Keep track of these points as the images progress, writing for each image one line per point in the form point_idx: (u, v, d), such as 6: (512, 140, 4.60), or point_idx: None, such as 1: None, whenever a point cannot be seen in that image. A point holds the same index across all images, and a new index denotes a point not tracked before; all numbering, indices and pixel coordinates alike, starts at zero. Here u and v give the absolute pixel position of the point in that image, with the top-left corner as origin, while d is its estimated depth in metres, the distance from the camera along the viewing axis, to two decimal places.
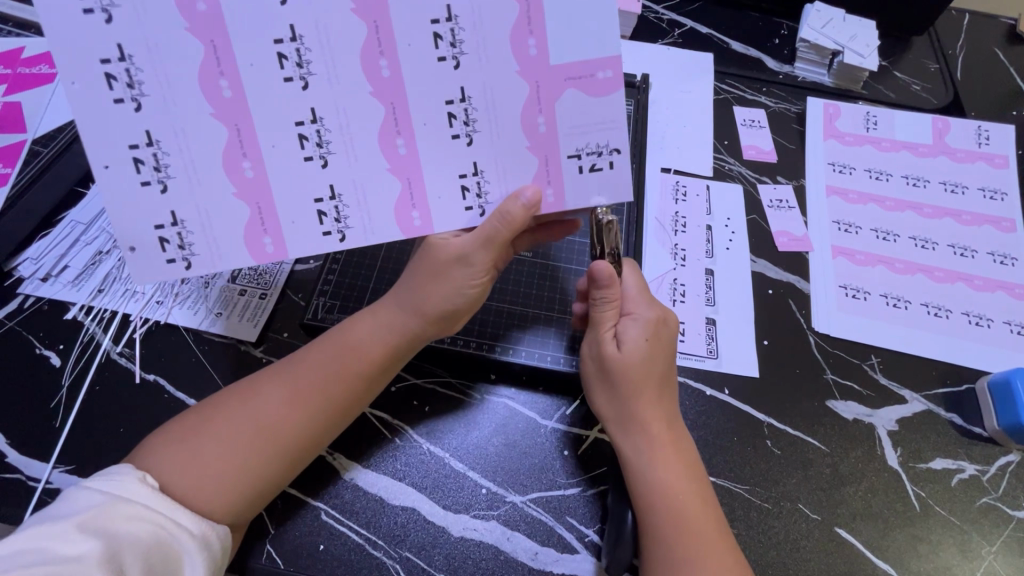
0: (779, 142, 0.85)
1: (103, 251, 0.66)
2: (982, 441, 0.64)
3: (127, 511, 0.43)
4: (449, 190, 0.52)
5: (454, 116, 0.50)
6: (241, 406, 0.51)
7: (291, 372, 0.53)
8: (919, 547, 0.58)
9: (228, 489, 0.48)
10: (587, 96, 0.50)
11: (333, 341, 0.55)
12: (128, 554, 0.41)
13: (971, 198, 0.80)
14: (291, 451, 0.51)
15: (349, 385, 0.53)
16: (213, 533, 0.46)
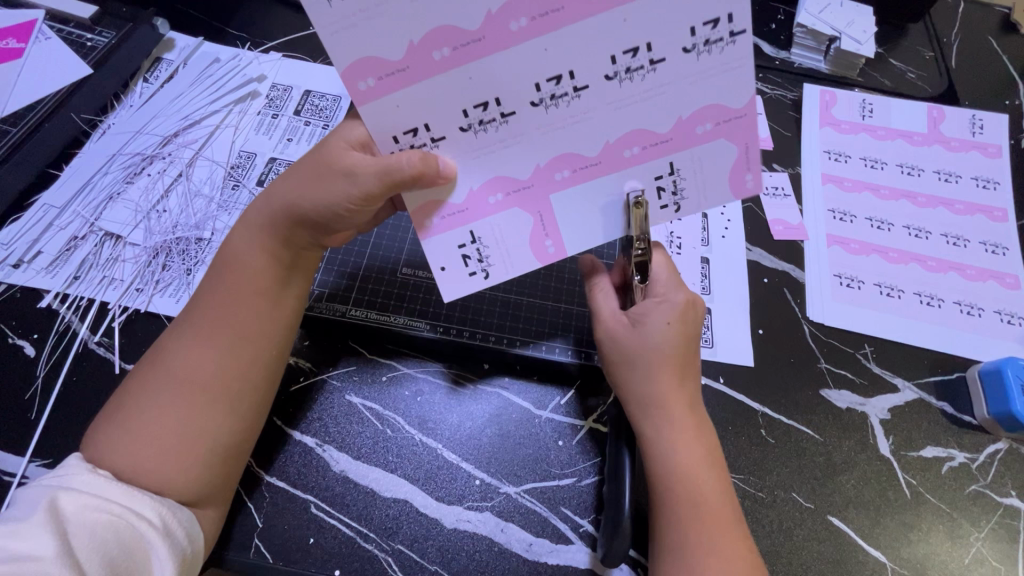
0: (775, 129, 0.84)
1: (79, 236, 0.63)
2: (972, 429, 0.64)
3: (88, 510, 0.41)
4: (408, 113, 0.44)
5: (485, 107, 0.44)
6: (163, 372, 0.48)
7: (198, 320, 0.50)
8: (909, 534, 0.58)
9: (179, 464, 0.46)
10: (524, 232, 0.49)
11: (216, 268, 0.53)
12: (91, 555, 0.40)
13: (964, 187, 0.80)
14: (226, 394, 0.49)
15: (268, 325, 0.52)
16: (180, 524, 0.45)
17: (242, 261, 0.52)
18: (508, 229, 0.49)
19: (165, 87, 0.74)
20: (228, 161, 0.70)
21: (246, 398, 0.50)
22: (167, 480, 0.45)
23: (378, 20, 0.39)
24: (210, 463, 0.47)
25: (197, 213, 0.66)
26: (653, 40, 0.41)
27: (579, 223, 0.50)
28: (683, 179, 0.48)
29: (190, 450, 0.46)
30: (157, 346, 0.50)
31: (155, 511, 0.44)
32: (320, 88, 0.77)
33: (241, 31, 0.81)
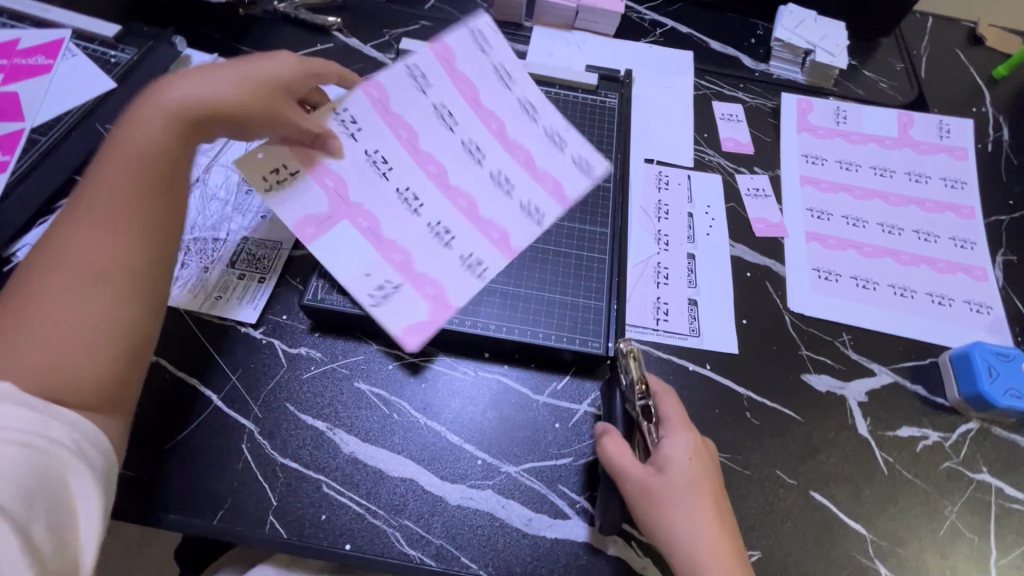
0: (755, 135, 0.89)
1: None
2: (945, 410, 0.68)
3: (0, 441, 0.39)
4: (359, 119, 0.61)
5: (376, 163, 0.61)
6: (42, 261, 0.47)
7: (86, 209, 0.49)
8: (887, 508, 0.62)
9: (67, 355, 0.44)
10: (303, 211, 0.58)
11: (101, 155, 0.51)
12: (6, 481, 0.39)
13: (934, 187, 0.85)
14: (129, 288, 0.48)
15: (160, 198, 0.51)
16: (83, 440, 0.43)
17: (125, 146, 0.51)
18: (314, 203, 0.59)
19: None
20: None
21: (137, 278, 0.49)
22: (56, 373, 0.44)
23: (406, 85, 0.63)
24: (102, 351, 0.46)
25: (213, 216, 0.70)
26: (516, 190, 0.62)
27: (427, 295, 0.57)
28: (433, 263, 0.58)
29: (77, 339, 0.45)
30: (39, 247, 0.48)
31: (59, 422, 0.42)
32: None
33: (254, 48, 0.86)
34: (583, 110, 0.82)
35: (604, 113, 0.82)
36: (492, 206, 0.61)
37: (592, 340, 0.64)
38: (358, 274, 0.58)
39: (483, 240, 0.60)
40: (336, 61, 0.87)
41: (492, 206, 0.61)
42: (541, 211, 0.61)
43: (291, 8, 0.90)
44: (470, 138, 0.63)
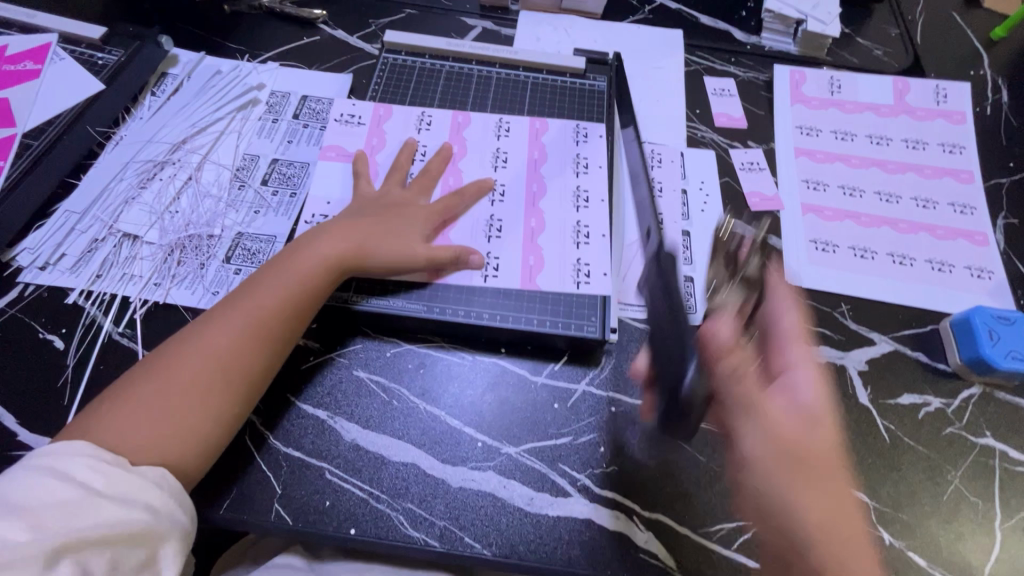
0: (748, 108, 0.88)
1: (99, 238, 0.68)
2: (947, 376, 0.68)
3: (98, 509, 0.44)
4: (425, 117, 0.77)
5: (421, 124, 0.77)
6: (190, 347, 0.55)
7: (232, 311, 0.57)
8: (890, 475, 0.62)
9: (152, 439, 0.50)
10: (341, 137, 0.75)
11: (274, 262, 0.61)
12: (94, 546, 0.43)
13: (932, 153, 0.84)
14: (230, 388, 0.55)
15: (281, 315, 0.58)
16: (166, 498, 0.48)
17: (278, 269, 0.60)
18: (350, 136, 0.75)
19: (171, 99, 0.79)
20: (234, 164, 0.75)
21: (227, 379, 0.55)
22: (142, 450, 0.50)
23: (483, 126, 0.77)
24: (180, 446, 0.51)
25: (207, 213, 0.71)
26: (498, 229, 0.69)
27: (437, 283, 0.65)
28: None
29: (161, 421, 0.51)
30: (197, 325, 0.57)
31: (144, 484, 0.47)
32: (316, 93, 0.83)
33: (240, 44, 0.87)
34: (572, 92, 0.82)
35: (593, 95, 0.82)
36: (521, 211, 0.71)
37: (586, 325, 0.64)
38: (339, 197, 0.71)
39: (517, 258, 0.67)
40: (322, 54, 0.87)
41: (512, 209, 0.71)
42: (588, 231, 0.69)
43: (276, 2, 0.90)
44: (507, 152, 0.75)
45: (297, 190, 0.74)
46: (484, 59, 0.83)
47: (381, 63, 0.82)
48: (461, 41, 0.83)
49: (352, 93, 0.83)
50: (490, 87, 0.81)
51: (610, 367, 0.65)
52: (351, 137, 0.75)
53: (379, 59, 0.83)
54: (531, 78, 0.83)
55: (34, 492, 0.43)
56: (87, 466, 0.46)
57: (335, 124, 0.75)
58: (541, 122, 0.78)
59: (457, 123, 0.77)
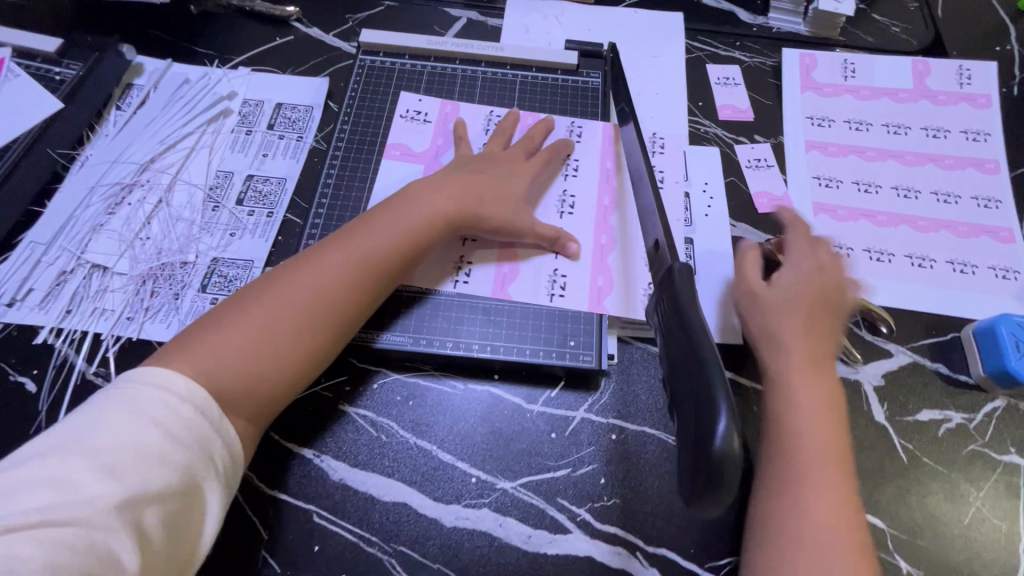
0: (755, 98, 0.82)
1: (67, 270, 0.64)
2: (969, 389, 0.64)
3: (157, 459, 0.44)
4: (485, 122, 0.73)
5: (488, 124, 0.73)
6: (299, 277, 0.55)
7: (343, 251, 0.57)
8: (907, 498, 0.58)
9: (243, 374, 0.50)
10: (406, 137, 0.72)
11: (390, 206, 0.60)
12: (148, 502, 0.43)
13: (954, 141, 0.78)
14: (328, 328, 0.55)
15: (387, 259, 0.57)
16: (222, 450, 0.48)
17: (393, 213, 0.60)
18: (415, 136, 0.72)
19: (138, 113, 0.75)
20: (206, 183, 0.71)
21: (324, 320, 0.54)
22: (241, 367, 0.50)
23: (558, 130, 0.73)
24: (269, 380, 0.52)
25: (180, 237, 0.67)
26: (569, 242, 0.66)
27: (502, 298, 0.63)
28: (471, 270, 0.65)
29: (253, 356, 0.51)
30: (305, 257, 0.57)
31: (210, 431, 0.47)
32: (291, 100, 0.77)
33: (209, 49, 0.81)
34: (564, 91, 0.76)
35: (587, 93, 0.76)
36: (591, 222, 0.68)
37: (582, 354, 0.61)
38: None
39: (585, 277, 0.64)
40: (297, 56, 0.81)
41: (581, 220, 0.68)
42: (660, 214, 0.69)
43: None
44: (579, 159, 0.71)
45: (275, 209, 0.70)
46: (469, 57, 0.77)
47: (358, 66, 0.77)
48: (443, 39, 0.78)
49: (330, 99, 0.78)
50: (475, 89, 0.76)
51: (610, 392, 0.61)
52: (416, 136, 0.72)
53: (356, 61, 0.77)
54: (520, 77, 0.77)
55: (107, 431, 0.44)
56: (162, 408, 0.46)
57: (402, 121, 0.73)
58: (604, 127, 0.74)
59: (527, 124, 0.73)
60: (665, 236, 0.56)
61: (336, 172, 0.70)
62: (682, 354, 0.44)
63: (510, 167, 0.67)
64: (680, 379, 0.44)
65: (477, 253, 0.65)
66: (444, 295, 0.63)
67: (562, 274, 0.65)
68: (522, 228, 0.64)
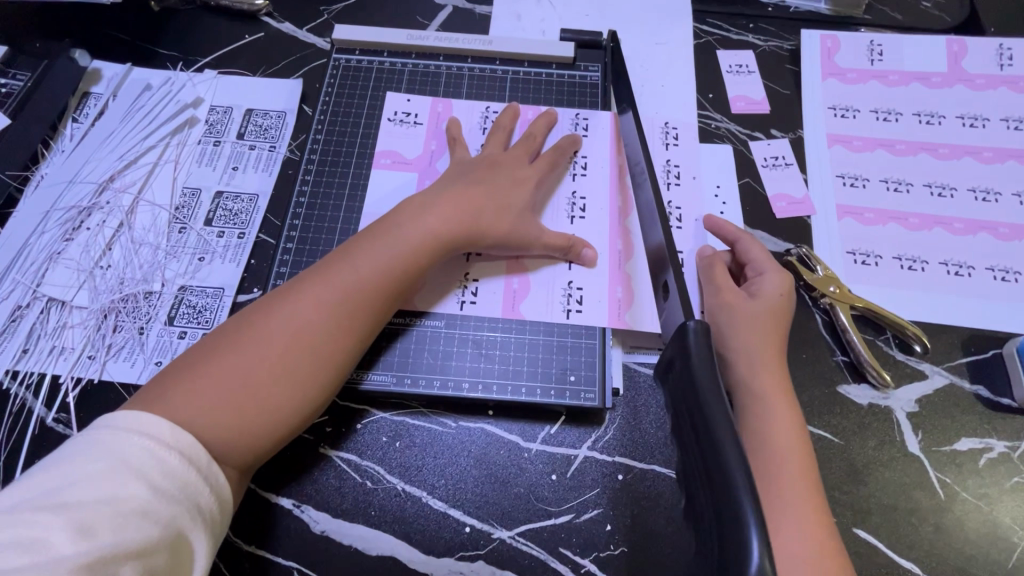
0: (771, 88, 0.75)
1: (23, 305, 0.59)
2: (1011, 413, 0.58)
3: (137, 509, 0.39)
4: (479, 119, 0.67)
5: (485, 122, 0.66)
6: (288, 316, 0.49)
7: (335, 283, 0.51)
8: (944, 538, 0.53)
9: (229, 421, 0.45)
10: (395, 143, 0.65)
11: (384, 227, 0.54)
12: (126, 559, 0.37)
13: (994, 131, 0.71)
14: (326, 370, 0.49)
15: (386, 288, 0.52)
16: (211, 499, 0.43)
17: (384, 233, 0.54)
18: (404, 141, 0.65)
19: (95, 125, 0.68)
20: (171, 202, 0.65)
21: (316, 356, 0.49)
22: (233, 424, 0.45)
23: (562, 124, 0.66)
24: (259, 427, 0.46)
25: (144, 265, 0.62)
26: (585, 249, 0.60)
27: (513, 317, 0.58)
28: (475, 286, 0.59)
29: (240, 400, 0.46)
30: (293, 291, 0.51)
31: (199, 479, 0.42)
32: (262, 105, 0.71)
33: (171, 50, 0.74)
34: (560, 87, 0.69)
35: (585, 89, 0.69)
36: (605, 226, 0.61)
37: (584, 390, 0.56)
38: None
39: (603, 289, 0.58)
40: (267, 55, 0.74)
41: (594, 225, 0.61)
42: None
43: None
44: (588, 156, 0.65)
45: (246, 229, 0.64)
46: (454, 53, 0.70)
47: (332, 66, 0.70)
48: (425, 33, 0.70)
49: (304, 103, 0.71)
50: (462, 87, 0.69)
51: (616, 426, 0.56)
52: (408, 141, 0.65)
53: (330, 60, 0.71)
54: (510, 73, 0.70)
55: (83, 480, 0.39)
56: (144, 454, 0.40)
57: (389, 125, 0.66)
58: (609, 120, 0.66)
59: (528, 119, 0.66)
60: (672, 257, 0.49)
61: (310, 185, 0.63)
62: (696, 435, 0.36)
63: (513, 170, 0.60)
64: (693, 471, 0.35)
65: (483, 268, 0.60)
66: (431, 324, 0.58)
67: (577, 287, 0.59)
68: (530, 239, 0.58)
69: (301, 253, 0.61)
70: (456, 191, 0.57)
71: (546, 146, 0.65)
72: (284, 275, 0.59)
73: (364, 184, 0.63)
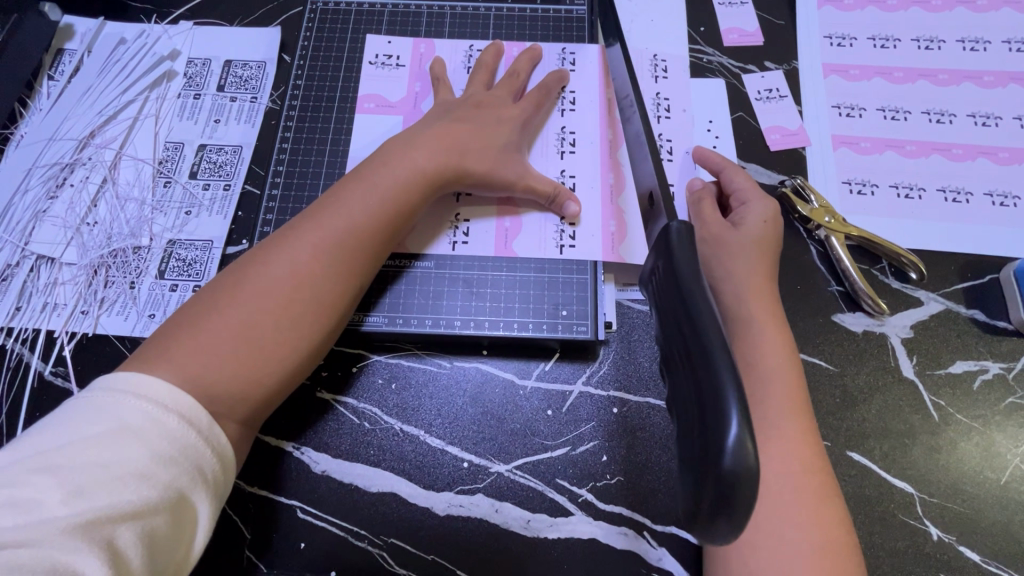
0: (764, 18, 0.72)
1: (12, 263, 0.59)
2: (1007, 335, 0.58)
3: (133, 472, 0.38)
4: (463, 59, 0.65)
5: (469, 61, 0.65)
6: (277, 267, 0.48)
7: (323, 231, 0.50)
8: (938, 458, 0.54)
9: (238, 375, 0.45)
10: (378, 86, 0.63)
11: (368, 172, 0.53)
12: (123, 521, 0.37)
13: (995, 53, 0.68)
14: (321, 320, 0.49)
15: (377, 234, 0.51)
16: (214, 461, 0.42)
17: (370, 176, 0.53)
18: (387, 84, 0.64)
19: (72, 81, 0.67)
20: (154, 156, 0.64)
21: (317, 306, 0.49)
22: (233, 376, 0.45)
23: (548, 59, 0.64)
24: (268, 377, 0.47)
25: (130, 220, 0.61)
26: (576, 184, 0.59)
27: (506, 255, 0.58)
28: (466, 225, 0.59)
29: (246, 354, 0.46)
30: (279, 241, 0.50)
31: (200, 441, 0.41)
32: (241, 55, 0.69)
33: (144, 1, 0.72)
34: (546, 24, 0.67)
35: (571, 25, 0.67)
36: (595, 161, 0.60)
37: (578, 325, 0.56)
38: None
39: (595, 224, 0.58)
40: (242, 3, 0.72)
41: (584, 160, 0.60)
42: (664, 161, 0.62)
43: None
44: (576, 91, 0.63)
45: (231, 181, 0.63)
46: None
47: (310, 10, 0.67)
48: None
49: (284, 52, 0.69)
50: (444, 27, 0.66)
51: (610, 361, 0.56)
52: (391, 83, 0.64)
53: (307, 5, 0.68)
54: (494, 10, 0.67)
55: (79, 441, 0.38)
56: (142, 417, 0.40)
57: (371, 68, 0.64)
58: (596, 54, 0.65)
59: (512, 56, 0.65)
60: (662, 187, 0.48)
61: (293, 132, 0.62)
62: (685, 340, 0.35)
63: (499, 107, 0.59)
64: (683, 375, 0.36)
65: (472, 209, 0.59)
66: (423, 265, 0.57)
67: (569, 225, 0.58)
68: (517, 179, 0.57)
69: (287, 201, 0.60)
70: (440, 128, 0.56)
71: (532, 83, 0.63)
72: (271, 223, 0.59)
73: (348, 130, 0.62)
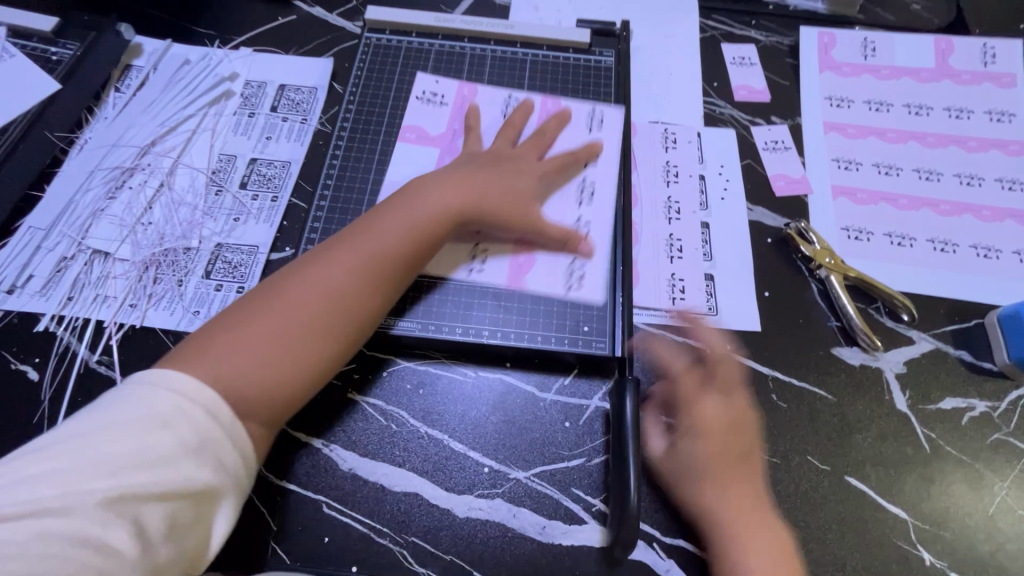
0: (772, 78, 0.80)
1: (68, 256, 0.63)
2: (993, 376, 0.62)
3: (158, 459, 0.41)
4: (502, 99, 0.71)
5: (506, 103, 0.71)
6: (307, 280, 0.53)
7: (351, 250, 0.55)
8: (930, 488, 0.57)
9: (259, 376, 0.48)
10: (421, 119, 0.70)
11: (395, 201, 0.58)
12: (148, 503, 0.41)
13: (978, 122, 0.76)
14: (343, 332, 0.52)
15: (401, 256, 0.56)
16: (234, 456, 0.44)
17: (397, 205, 0.58)
18: (430, 118, 0.70)
19: (137, 95, 0.72)
20: (209, 166, 0.69)
21: (345, 321, 0.53)
22: (259, 377, 0.48)
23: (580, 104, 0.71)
24: (290, 381, 0.50)
25: (182, 223, 0.65)
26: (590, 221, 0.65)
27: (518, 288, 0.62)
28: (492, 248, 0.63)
29: (271, 357, 0.49)
30: (310, 259, 0.54)
31: (222, 436, 0.44)
32: (295, 81, 0.75)
33: (208, 28, 0.78)
34: (576, 71, 0.74)
35: (599, 74, 0.74)
36: (618, 196, 0.66)
37: (596, 342, 0.60)
38: None
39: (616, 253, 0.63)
40: (300, 36, 0.79)
41: (609, 195, 0.66)
42: (679, 207, 0.69)
43: None
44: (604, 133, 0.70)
45: (279, 193, 0.68)
46: (477, 36, 0.75)
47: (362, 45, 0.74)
48: (450, 17, 0.75)
49: (335, 80, 0.75)
50: (484, 68, 0.73)
51: None
52: (434, 117, 0.70)
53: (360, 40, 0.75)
54: (530, 56, 0.74)
55: (113, 425, 0.41)
56: (172, 407, 0.43)
57: (417, 102, 0.70)
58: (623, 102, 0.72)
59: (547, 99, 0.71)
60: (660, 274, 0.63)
61: (342, 151, 0.68)
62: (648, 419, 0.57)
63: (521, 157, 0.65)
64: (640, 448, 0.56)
65: (490, 245, 0.63)
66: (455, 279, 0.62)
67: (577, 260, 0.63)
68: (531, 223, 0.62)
69: (331, 214, 0.65)
70: (464, 173, 0.61)
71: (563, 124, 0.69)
72: (316, 232, 0.63)
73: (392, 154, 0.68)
